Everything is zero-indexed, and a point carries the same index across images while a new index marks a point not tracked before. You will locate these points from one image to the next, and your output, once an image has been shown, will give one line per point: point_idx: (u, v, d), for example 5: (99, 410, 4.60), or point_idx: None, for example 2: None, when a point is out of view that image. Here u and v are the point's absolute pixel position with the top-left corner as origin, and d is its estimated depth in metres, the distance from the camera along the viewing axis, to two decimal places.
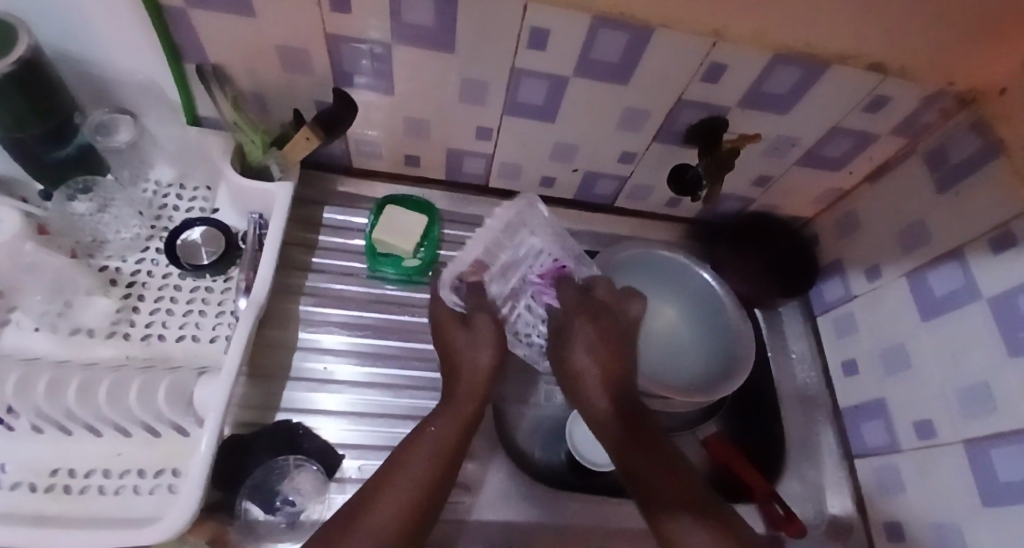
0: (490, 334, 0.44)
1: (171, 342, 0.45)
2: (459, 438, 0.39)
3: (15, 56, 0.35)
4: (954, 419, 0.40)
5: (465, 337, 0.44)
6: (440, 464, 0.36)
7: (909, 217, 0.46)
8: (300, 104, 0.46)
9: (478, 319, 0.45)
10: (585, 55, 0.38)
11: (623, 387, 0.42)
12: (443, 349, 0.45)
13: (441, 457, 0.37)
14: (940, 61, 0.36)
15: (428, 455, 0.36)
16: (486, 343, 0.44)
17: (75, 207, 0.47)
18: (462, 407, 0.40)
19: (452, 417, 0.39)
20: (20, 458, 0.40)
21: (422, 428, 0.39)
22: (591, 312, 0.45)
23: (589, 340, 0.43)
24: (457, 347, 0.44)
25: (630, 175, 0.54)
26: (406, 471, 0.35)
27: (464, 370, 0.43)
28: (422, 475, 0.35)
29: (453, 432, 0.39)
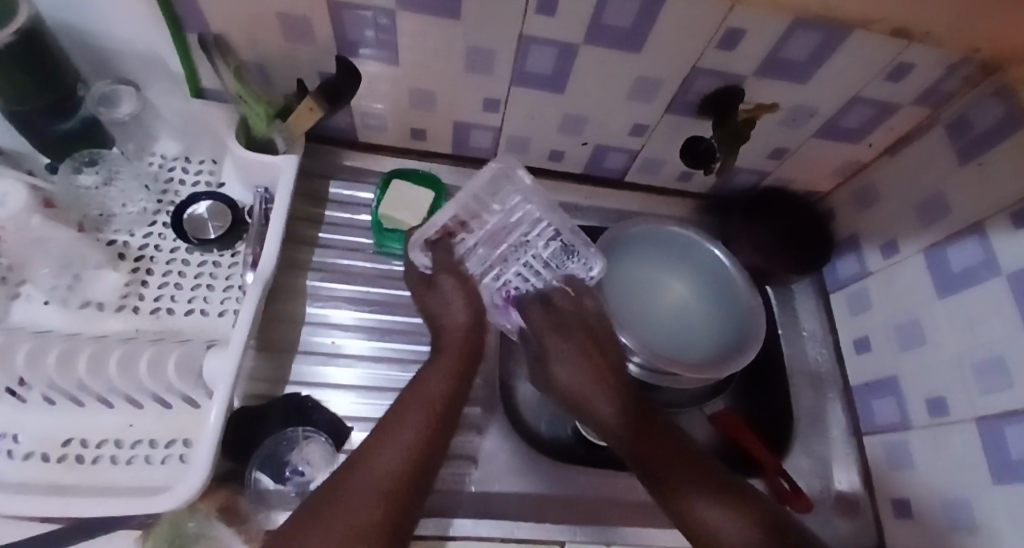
0: (458, 290, 0.46)
1: (180, 316, 0.46)
2: (453, 387, 0.40)
3: (15, 26, 0.34)
4: (969, 397, 0.40)
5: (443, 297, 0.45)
6: (438, 412, 0.38)
7: (929, 190, 0.44)
8: (303, 74, 0.45)
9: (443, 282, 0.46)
10: (596, 20, 0.36)
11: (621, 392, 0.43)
12: (428, 309, 0.46)
13: (438, 405, 0.39)
14: (972, 25, 0.34)
15: (425, 404, 0.38)
16: (463, 301, 0.45)
17: (81, 181, 0.47)
18: (449, 359, 0.42)
19: (444, 369, 0.41)
20: (35, 428, 0.40)
21: (415, 385, 0.40)
22: (564, 327, 0.45)
23: (563, 348, 0.45)
24: (438, 306, 0.45)
25: (641, 148, 0.52)
26: (406, 418, 0.37)
27: (446, 326, 0.44)
28: (420, 423, 0.37)
29: (445, 383, 0.40)
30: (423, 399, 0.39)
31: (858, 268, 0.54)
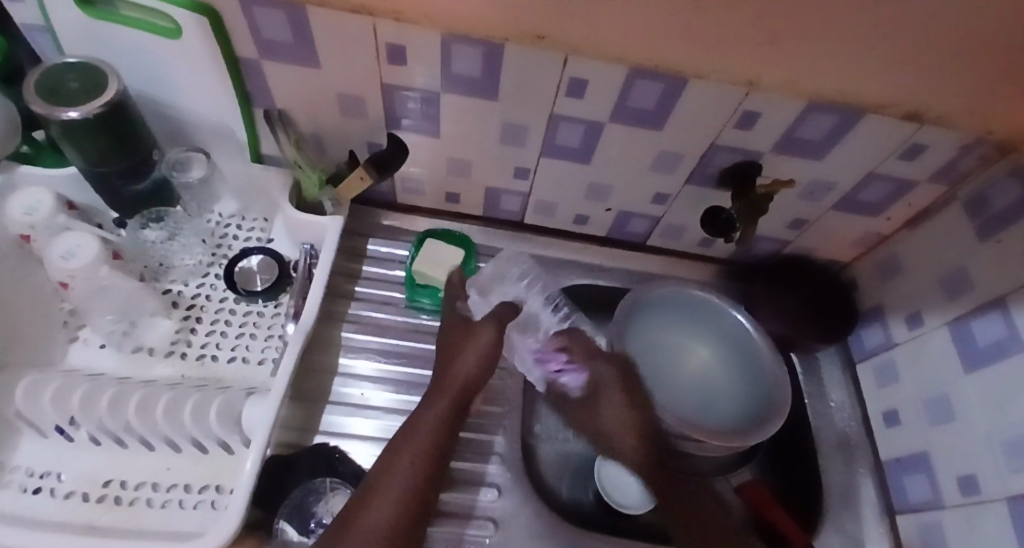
0: (480, 337, 0.47)
1: (223, 363, 0.48)
2: (443, 438, 0.41)
3: (104, 99, 0.39)
4: (1000, 476, 0.38)
5: (478, 350, 0.46)
6: (428, 464, 0.39)
7: (951, 264, 0.45)
8: (354, 145, 0.50)
9: (470, 336, 0.47)
10: (620, 102, 0.40)
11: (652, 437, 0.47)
12: (444, 353, 0.47)
13: (428, 457, 0.39)
14: (979, 109, 0.36)
15: (415, 457, 0.39)
16: (482, 362, 0.46)
17: (146, 236, 0.52)
18: (444, 407, 0.42)
19: (439, 415, 0.42)
20: (80, 466, 0.43)
21: (408, 429, 0.40)
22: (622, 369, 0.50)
23: (620, 399, 0.48)
24: (457, 355, 0.46)
25: (663, 215, 0.55)
26: (400, 465, 0.38)
27: (449, 366, 0.45)
28: (416, 470, 0.38)
29: (438, 430, 0.41)
30: (422, 443, 0.40)
31: (883, 338, 0.53)
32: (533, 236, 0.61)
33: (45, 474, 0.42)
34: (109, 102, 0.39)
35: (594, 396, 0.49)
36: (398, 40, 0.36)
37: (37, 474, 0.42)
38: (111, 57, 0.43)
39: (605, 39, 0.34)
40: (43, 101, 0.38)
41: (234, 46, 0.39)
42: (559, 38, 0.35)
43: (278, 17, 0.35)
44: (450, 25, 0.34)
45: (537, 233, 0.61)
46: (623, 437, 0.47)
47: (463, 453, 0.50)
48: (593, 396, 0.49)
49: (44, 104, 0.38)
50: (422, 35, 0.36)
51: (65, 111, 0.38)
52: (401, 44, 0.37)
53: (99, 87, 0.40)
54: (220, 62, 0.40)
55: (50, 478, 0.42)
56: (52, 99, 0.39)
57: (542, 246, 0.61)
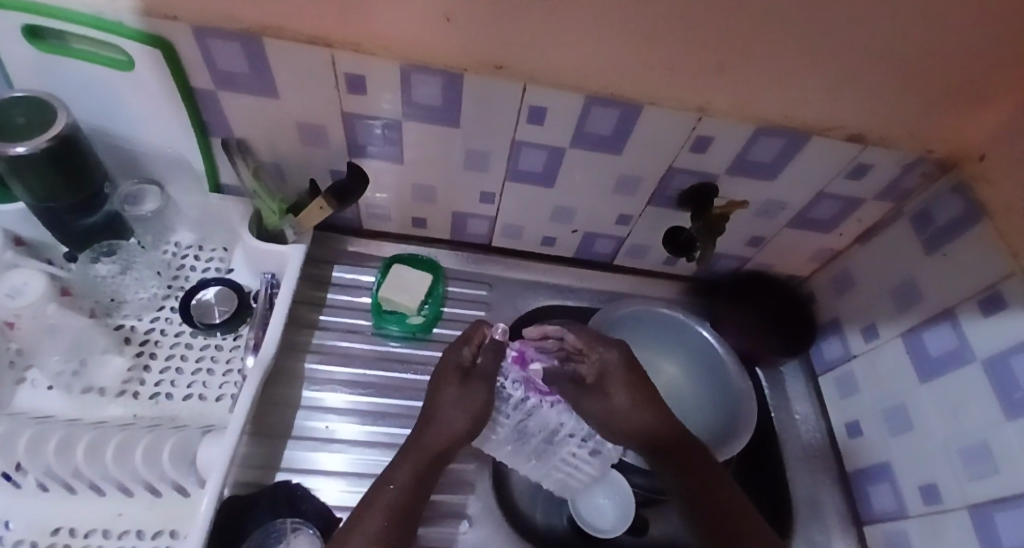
0: (467, 386, 0.43)
1: (179, 401, 0.46)
2: (412, 496, 0.39)
3: (54, 133, 0.38)
4: (958, 481, 0.40)
5: (458, 393, 0.42)
6: (395, 521, 0.37)
7: (901, 277, 0.47)
8: (316, 173, 0.50)
9: (450, 378, 0.43)
10: (579, 128, 0.41)
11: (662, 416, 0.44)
12: (428, 400, 0.44)
13: (395, 518, 0.37)
14: (913, 130, 0.39)
15: (381, 516, 0.37)
16: (464, 407, 0.42)
17: (97, 270, 0.50)
18: (417, 462, 0.40)
19: (410, 469, 0.40)
20: (24, 516, 0.40)
21: (376, 487, 0.39)
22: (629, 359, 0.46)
23: (624, 379, 0.45)
24: (439, 402, 0.43)
25: (628, 235, 0.56)
26: (363, 524, 0.36)
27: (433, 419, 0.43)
28: (382, 527, 0.36)
29: (408, 486, 0.39)
30: (394, 500, 0.38)
31: (841, 350, 0.55)
32: (500, 259, 0.61)
33: None
34: (58, 135, 0.38)
35: (601, 382, 0.45)
36: (358, 71, 0.37)
37: None
38: (60, 89, 0.42)
39: (562, 68, 0.35)
40: None
41: (190, 77, 0.38)
42: (516, 68, 0.36)
43: (237, 48, 0.35)
44: (408, 55, 0.35)
45: (504, 255, 0.61)
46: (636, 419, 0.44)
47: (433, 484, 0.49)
48: (600, 381, 0.45)
49: None
50: (382, 65, 0.36)
51: (11, 146, 0.37)
52: (361, 74, 0.37)
53: (47, 120, 0.38)
54: (174, 93, 0.40)
55: None
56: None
57: (510, 268, 0.61)
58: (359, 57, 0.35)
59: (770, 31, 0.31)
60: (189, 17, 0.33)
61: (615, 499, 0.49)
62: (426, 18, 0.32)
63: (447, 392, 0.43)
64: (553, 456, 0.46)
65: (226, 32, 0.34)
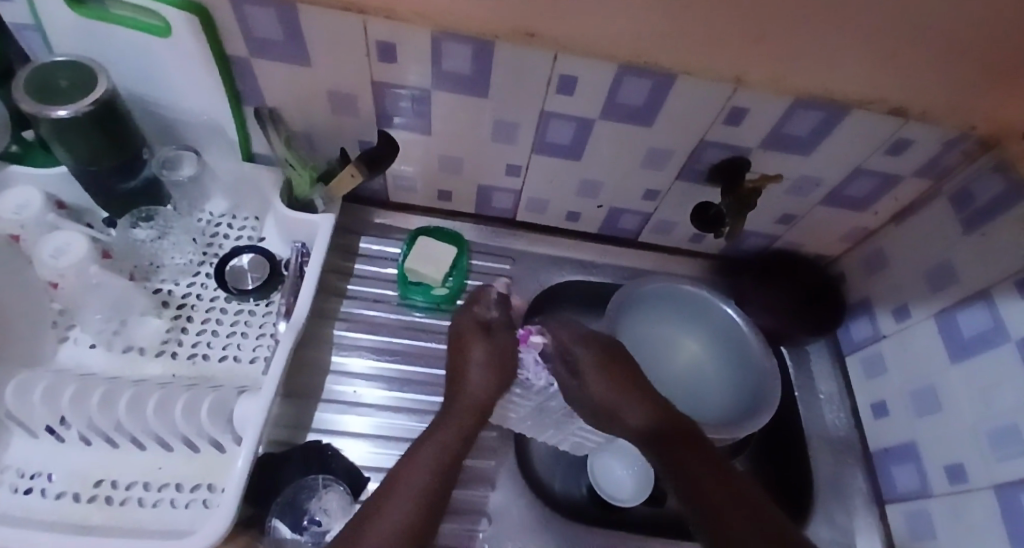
0: (507, 353, 0.44)
1: (215, 362, 0.48)
2: (455, 453, 0.39)
3: (95, 98, 0.38)
4: (986, 463, 0.39)
5: (486, 348, 0.43)
6: (437, 479, 0.37)
7: (936, 258, 0.46)
8: (346, 143, 0.50)
9: (470, 332, 0.45)
10: (611, 98, 0.40)
11: (653, 399, 0.43)
12: (451, 363, 0.45)
13: (436, 477, 0.37)
14: (959, 103, 0.37)
15: (416, 489, 0.36)
16: (492, 361, 0.43)
17: (136, 234, 0.51)
18: (459, 425, 0.40)
19: (450, 431, 0.40)
20: (70, 465, 0.43)
21: (407, 459, 0.38)
22: (607, 348, 0.46)
23: (596, 366, 0.44)
24: (467, 361, 0.43)
25: (654, 211, 0.55)
26: (402, 486, 0.36)
27: (466, 383, 0.43)
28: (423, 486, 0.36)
29: (448, 443, 0.39)
30: (435, 462, 0.38)
31: (870, 331, 0.54)
32: (524, 233, 0.61)
33: (35, 475, 0.42)
34: (99, 101, 0.39)
35: (573, 373, 0.45)
36: (389, 38, 0.37)
37: (28, 475, 0.42)
38: (101, 54, 0.43)
39: (595, 36, 0.35)
40: (32, 99, 0.38)
41: (225, 44, 0.39)
42: (549, 35, 0.35)
43: (270, 15, 0.35)
44: (440, 22, 0.35)
45: (529, 230, 0.61)
46: (624, 405, 0.43)
47: None
48: (573, 373, 0.45)
49: (31, 102, 0.38)
50: (413, 31, 0.36)
51: (54, 109, 0.37)
52: (392, 42, 0.37)
53: (88, 86, 0.39)
54: (211, 60, 0.40)
55: (40, 479, 0.42)
56: (41, 98, 0.38)
57: (534, 243, 0.61)
58: (391, 24, 0.35)
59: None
60: None
61: (633, 471, 0.50)
62: None
63: (476, 351, 0.44)
64: (570, 426, 0.49)
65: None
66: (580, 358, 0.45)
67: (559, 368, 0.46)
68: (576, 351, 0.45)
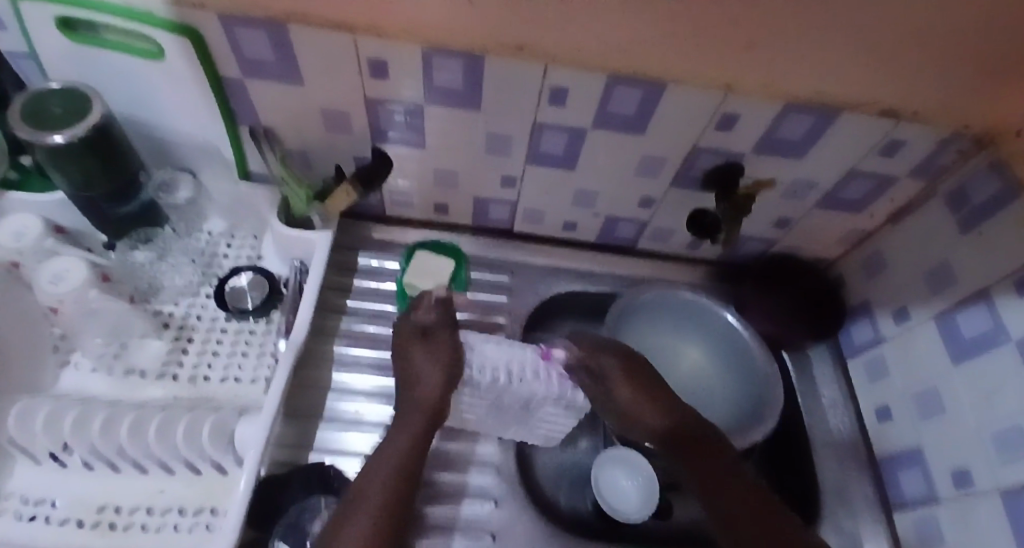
0: (450, 349, 0.42)
1: (216, 383, 0.48)
2: (410, 459, 0.40)
3: (90, 123, 0.39)
4: (992, 464, 0.39)
5: (425, 353, 0.42)
6: (396, 487, 0.38)
7: (934, 259, 0.45)
8: (340, 160, 0.50)
9: (411, 336, 0.44)
10: (603, 109, 0.41)
11: (664, 399, 0.43)
12: (400, 369, 0.45)
13: (396, 483, 0.38)
14: (949, 103, 0.37)
15: (372, 507, 0.36)
16: (438, 363, 0.42)
17: (136, 257, 0.52)
18: (405, 434, 0.41)
19: (398, 443, 0.40)
20: (72, 491, 0.43)
21: (358, 479, 0.38)
22: (626, 352, 0.45)
23: (624, 377, 0.43)
24: (411, 368, 0.43)
25: (651, 218, 0.55)
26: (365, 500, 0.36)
27: (416, 385, 0.42)
28: (382, 496, 0.37)
29: (404, 450, 0.40)
30: (392, 469, 0.38)
31: (871, 333, 0.54)
32: (522, 244, 0.61)
33: (38, 502, 0.42)
34: (94, 125, 0.39)
35: (599, 382, 0.44)
36: (380, 56, 0.37)
37: (32, 502, 0.42)
38: (97, 80, 0.43)
39: (584, 49, 0.35)
40: (26, 125, 0.38)
41: (219, 66, 0.39)
42: (538, 48, 0.35)
43: (262, 37, 0.36)
44: (430, 39, 0.35)
45: (526, 240, 0.61)
46: (646, 413, 0.43)
47: (459, 464, 0.49)
48: (597, 382, 0.44)
49: (27, 129, 0.38)
50: (404, 49, 0.36)
51: (50, 136, 0.38)
52: (384, 60, 0.37)
53: (83, 111, 0.39)
54: (205, 81, 0.41)
55: (44, 506, 0.42)
56: (36, 123, 0.39)
57: (532, 253, 0.61)
58: (382, 42, 0.35)
59: (802, 2, 0.30)
60: (217, 5, 0.33)
61: (639, 482, 0.49)
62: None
63: (415, 358, 0.43)
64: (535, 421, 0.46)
65: (250, 20, 0.34)
66: (604, 365, 0.44)
67: (583, 378, 0.44)
68: (607, 359, 0.44)
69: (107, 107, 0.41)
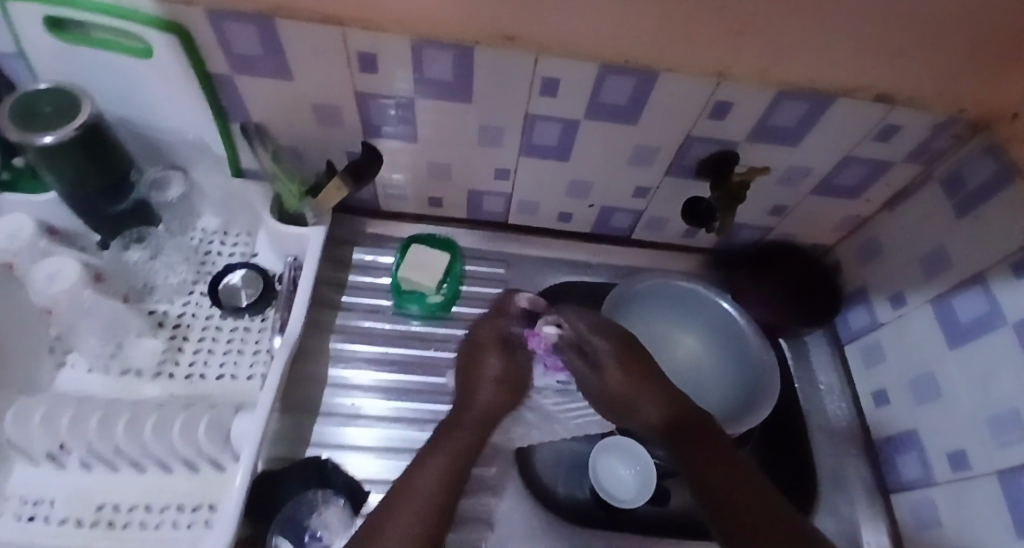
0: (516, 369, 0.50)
1: (212, 380, 0.48)
2: (462, 457, 0.41)
3: (79, 123, 0.38)
4: (988, 448, 0.39)
5: (502, 363, 0.49)
6: (446, 480, 0.39)
7: (930, 243, 0.45)
8: (332, 155, 0.50)
9: (489, 344, 0.49)
10: (594, 99, 0.40)
11: (670, 391, 0.46)
12: (464, 375, 0.49)
13: (447, 478, 0.39)
14: (944, 87, 0.37)
15: (423, 495, 0.37)
16: (506, 375, 0.49)
17: (129, 257, 0.51)
18: (467, 434, 0.43)
19: (462, 438, 0.43)
20: (70, 489, 0.43)
21: (415, 466, 0.39)
22: (624, 339, 0.49)
23: (613, 357, 0.48)
24: (482, 374, 0.48)
25: (646, 207, 0.55)
26: (414, 489, 0.37)
27: (476, 390, 0.47)
28: (432, 484, 0.38)
29: (457, 446, 0.42)
30: (445, 464, 0.40)
31: (867, 319, 0.54)
32: (517, 236, 0.61)
33: (37, 502, 0.42)
34: (83, 125, 0.39)
35: (593, 365, 0.49)
36: (369, 49, 0.37)
37: (31, 502, 0.42)
38: (85, 79, 0.43)
39: (575, 37, 0.35)
40: (15, 126, 0.38)
41: (207, 62, 0.39)
42: (529, 38, 0.35)
43: (249, 31, 0.35)
44: (419, 30, 0.35)
45: (521, 232, 0.61)
46: (639, 396, 0.46)
47: None
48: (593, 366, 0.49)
49: (16, 130, 0.38)
50: (393, 41, 0.36)
51: (40, 136, 0.37)
52: (373, 54, 0.37)
53: (72, 110, 0.39)
54: (193, 79, 0.40)
55: (43, 506, 0.42)
56: (25, 124, 0.38)
57: (528, 246, 0.61)
58: (371, 35, 0.35)
59: None
60: (204, 1, 0.33)
61: (637, 469, 0.50)
62: None
63: (487, 364, 0.48)
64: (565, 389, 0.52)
65: (238, 15, 0.34)
66: (592, 347, 0.49)
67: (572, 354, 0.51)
68: (599, 341, 0.48)
69: (95, 106, 0.40)
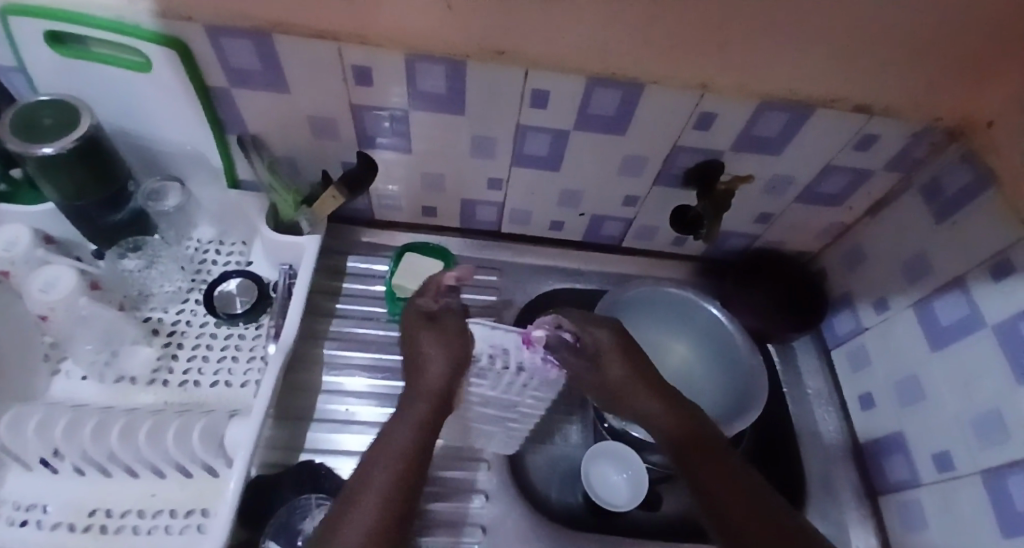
0: (461, 331, 0.40)
1: (206, 388, 0.48)
2: (415, 449, 0.37)
3: (79, 132, 0.39)
4: (971, 449, 0.40)
5: (430, 331, 0.41)
6: (399, 481, 0.35)
7: (910, 250, 0.46)
8: (328, 165, 0.51)
9: (420, 314, 0.43)
10: (583, 110, 0.42)
11: (656, 389, 0.43)
12: (407, 354, 0.43)
13: (400, 477, 0.35)
14: (918, 98, 0.38)
15: (373, 500, 0.33)
16: (442, 347, 0.39)
17: (125, 265, 0.52)
18: (414, 417, 0.38)
19: (411, 426, 0.38)
20: (62, 494, 0.43)
21: (364, 469, 0.35)
22: (627, 340, 0.45)
23: (619, 352, 0.44)
24: (420, 350, 0.40)
25: (636, 215, 0.56)
26: (363, 497, 0.33)
27: (420, 365, 0.40)
28: (386, 486, 0.34)
29: (410, 438, 0.37)
30: (395, 458, 0.35)
31: (854, 324, 0.55)
32: (509, 244, 0.62)
33: (30, 507, 0.42)
34: (83, 136, 0.40)
35: (595, 361, 0.43)
36: (364, 63, 0.38)
37: (22, 507, 0.42)
38: (85, 92, 0.44)
39: (563, 52, 0.36)
40: (16, 137, 0.39)
41: (205, 75, 0.40)
42: (517, 53, 0.36)
43: (249, 47, 0.37)
44: (412, 46, 0.36)
45: (513, 241, 0.62)
46: (645, 397, 0.42)
47: (450, 461, 0.50)
48: (594, 361, 0.43)
49: (18, 140, 0.39)
50: (387, 56, 0.37)
51: (39, 147, 0.38)
52: (369, 67, 0.38)
53: (71, 122, 0.40)
54: (192, 92, 0.41)
55: (36, 510, 0.42)
56: (26, 134, 0.39)
57: (520, 254, 0.62)
58: (366, 49, 0.36)
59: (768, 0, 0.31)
60: (204, 17, 0.34)
61: (627, 475, 0.51)
62: (430, 7, 0.33)
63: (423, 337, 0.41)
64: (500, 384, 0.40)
65: (237, 31, 0.35)
66: (590, 338, 0.44)
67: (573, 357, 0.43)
68: (605, 337, 0.44)
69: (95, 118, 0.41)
